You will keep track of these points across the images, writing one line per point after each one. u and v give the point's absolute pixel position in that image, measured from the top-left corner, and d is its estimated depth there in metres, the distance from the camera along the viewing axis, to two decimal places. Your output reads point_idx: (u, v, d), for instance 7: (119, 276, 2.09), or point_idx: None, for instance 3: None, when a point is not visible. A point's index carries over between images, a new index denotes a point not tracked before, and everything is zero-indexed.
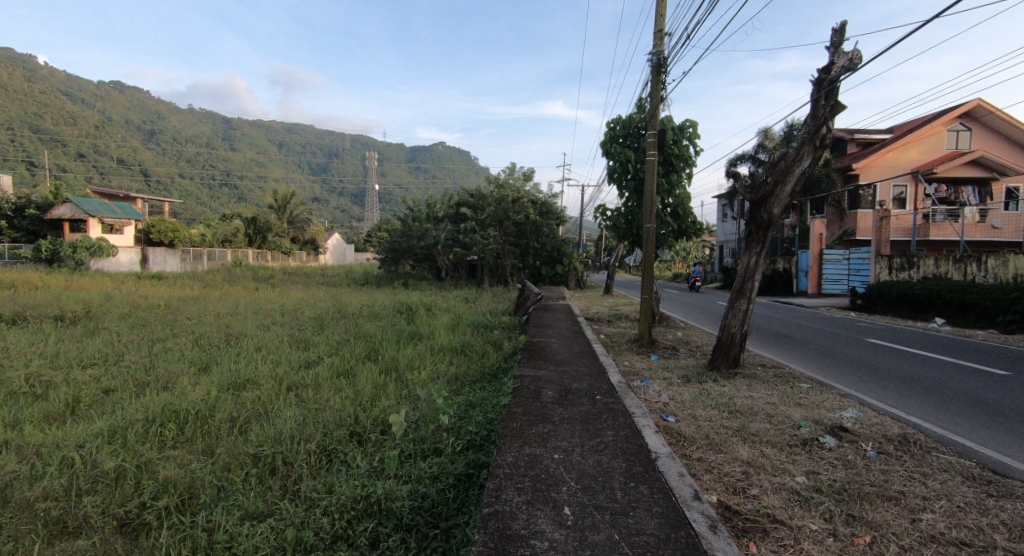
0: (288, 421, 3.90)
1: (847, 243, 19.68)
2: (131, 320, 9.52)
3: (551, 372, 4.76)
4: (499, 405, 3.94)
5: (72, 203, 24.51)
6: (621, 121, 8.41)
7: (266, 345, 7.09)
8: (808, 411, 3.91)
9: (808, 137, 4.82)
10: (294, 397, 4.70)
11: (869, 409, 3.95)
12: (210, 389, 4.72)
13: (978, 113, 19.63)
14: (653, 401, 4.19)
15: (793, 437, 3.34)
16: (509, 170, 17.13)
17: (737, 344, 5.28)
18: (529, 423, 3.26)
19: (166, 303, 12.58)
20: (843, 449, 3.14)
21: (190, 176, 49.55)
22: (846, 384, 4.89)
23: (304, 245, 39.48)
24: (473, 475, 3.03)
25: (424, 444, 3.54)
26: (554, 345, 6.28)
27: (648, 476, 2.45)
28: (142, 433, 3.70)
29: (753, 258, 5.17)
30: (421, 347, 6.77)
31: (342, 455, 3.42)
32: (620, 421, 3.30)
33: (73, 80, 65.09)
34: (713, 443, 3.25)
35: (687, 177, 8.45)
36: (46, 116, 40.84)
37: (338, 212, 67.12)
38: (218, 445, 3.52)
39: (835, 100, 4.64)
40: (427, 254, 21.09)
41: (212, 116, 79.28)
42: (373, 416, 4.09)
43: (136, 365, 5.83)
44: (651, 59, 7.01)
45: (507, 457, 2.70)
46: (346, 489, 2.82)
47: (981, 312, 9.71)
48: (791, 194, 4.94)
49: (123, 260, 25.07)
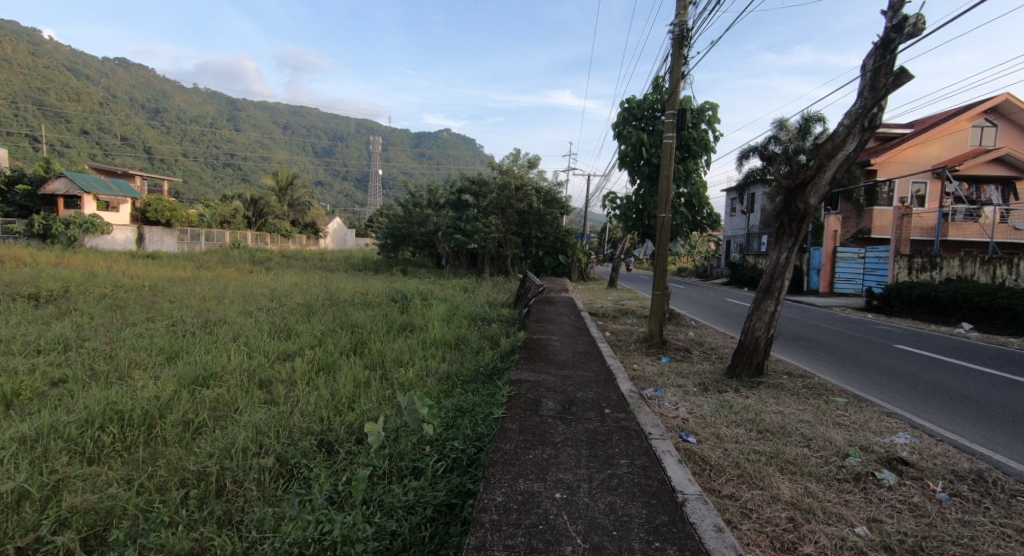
0: (244, 429, 3.34)
1: (861, 241, 19.03)
2: (107, 300, 8.99)
3: (552, 377, 4.20)
4: (490, 416, 3.37)
5: (66, 178, 23.94)
6: (635, 100, 7.79)
7: (243, 334, 6.52)
8: (852, 433, 3.37)
9: (859, 115, 4.18)
10: (263, 395, 4.19)
11: (924, 434, 3.40)
12: (167, 385, 4.17)
13: (1005, 108, 18.90)
14: (669, 416, 3.62)
15: (841, 470, 2.80)
16: (514, 156, 16.37)
17: (761, 350, 4.73)
18: (524, 446, 2.70)
19: (151, 283, 12.01)
20: (907, 489, 2.59)
21: (194, 156, 49.12)
22: (889, 401, 4.30)
23: (304, 229, 38.88)
24: (456, 506, 2.52)
25: (402, 461, 3.01)
26: (557, 344, 5.72)
27: (676, 533, 1.89)
28: (74, 437, 3.16)
29: (784, 254, 4.60)
30: (412, 341, 6.24)
31: (304, 474, 2.90)
32: (635, 445, 2.75)
33: (78, 56, 64.43)
34: (747, 475, 2.71)
35: (704, 166, 7.83)
36: (50, 91, 40.24)
37: (341, 196, 66.38)
38: (160, 457, 2.97)
39: (899, 69, 3.98)
40: (427, 241, 20.54)
41: (216, 96, 78.46)
42: (347, 422, 3.58)
43: (96, 353, 5.27)
44: (673, 30, 6.35)
45: (496, 495, 2.14)
46: (296, 528, 2.26)
47: (1012, 317, 9.17)
48: (832, 182, 4.35)
49: (119, 238, 24.43)
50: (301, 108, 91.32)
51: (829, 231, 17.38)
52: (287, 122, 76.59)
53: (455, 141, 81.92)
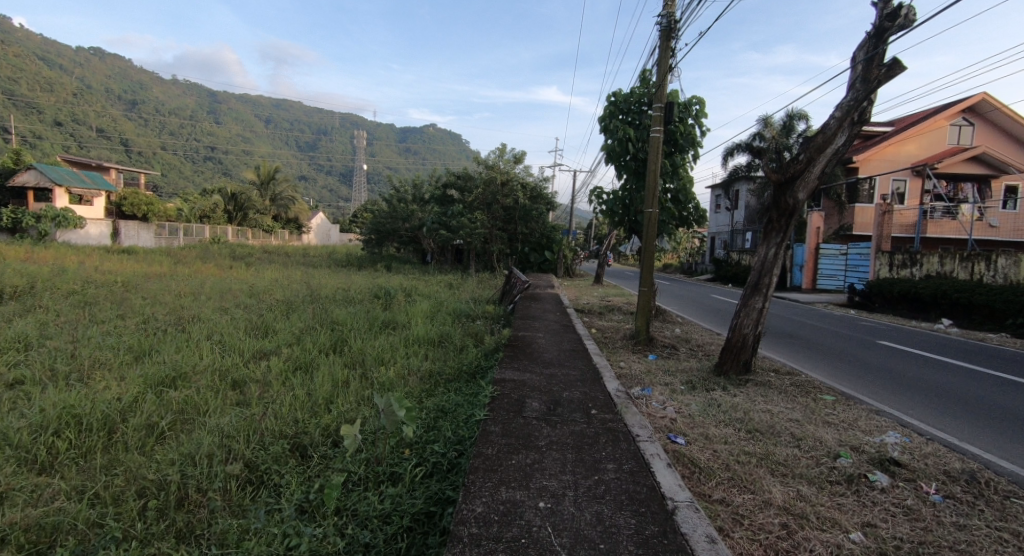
0: (212, 433, 3.14)
1: (843, 238, 19.28)
2: (75, 297, 8.60)
3: (536, 375, 4.07)
4: (472, 418, 3.22)
5: (36, 170, 23.10)
6: (622, 94, 7.69)
7: (217, 332, 6.26)
8: (842, 432, 3.30)
9: (851, 108, 4.12)
10: (236, 396, 3.99)
11: (914, 433, 3.35)
12: (132, 386, 3.93)
13: (982, 107, 19.27)
14: (658, 416, 3.52)
15: (832, 471, 2.72)
16: (500, 151, 16.17)
17: (749, 346, 4.67)
18: (507, 451, 2.57)
19: (123, 279, 11.59)
20: (901, 491, 2.53)
21: (172, 149, 47.92)
22: (876, 398, 4.27)
23: (286, 224, 38.15)
24: (435, 515, 2.37)
25: (379, 466, 2.85)
26: (543, 341, 5.60)
27: (666, 546, 1.78)
28: (25, 445, 2.93)
29: (772, 250, 4.54)
30: (394, 338, 6.05)
31: (274, 481, 2.72)
32: (622, 449, 2.63)
33: (51, 44, 62.34)
34: (738, 478, 2.62)
35: (691, 161, 7.75)
36: (21, 80, 38.84)
37: (325, 191, 65.40)
38: (119, 464, 2.77)
39: (892, 60, 3.92)
40: (412, 236, 20.25)
41: (196, 88, 76.63)
42: (323, 425, 3.40)
43: (58, 352, 5.00)
44: (661, 21, 6.23)
45: (476, 506, 2.00)
46: (260, 544, 2.09)
47: (990, 313, 9.32)
48: (821, 177, 4.29)
49: (93, 233, 23.70)
50: (283, 100, 89.64)
51: (812, 228, 17.55)
52: (269, 115, 75.15)
53: (440, 136, 81.25)
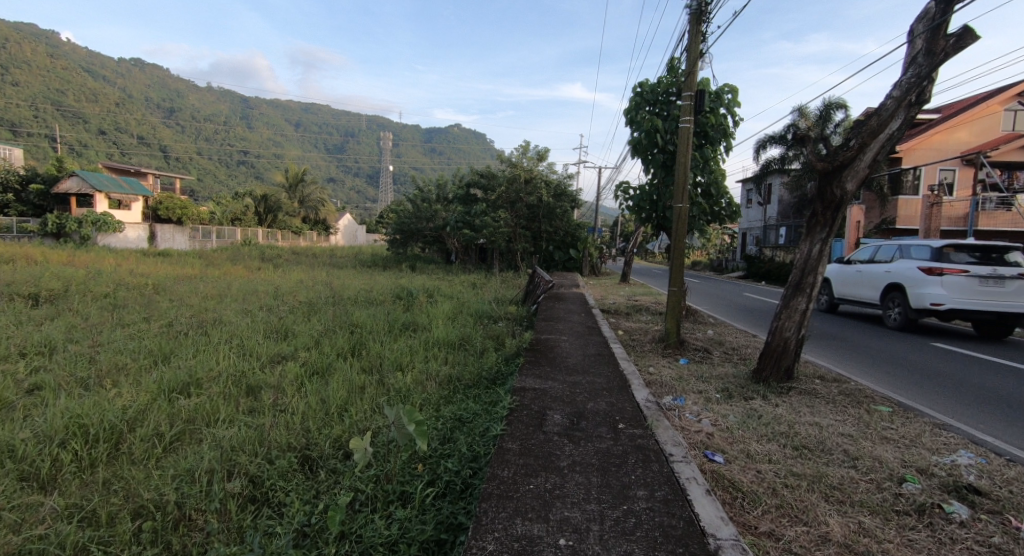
0: (215, 445, 2.99)
1: (884, 232, 18.29)
2: (106, 300, 8.75)
3: (559, 384, 3.80)
4: (489, 433, 2.98)
5: (78, 177, 24.04)
6: (648, 84, 7.33)
7: (238, 335, 6.20)
8: (904, 451, 2.93)
9: (909, 87, 3.72)
10: (248, 402, 3.88)
11: (991, 453, 2.96)
12: (146, 393, 3.86)
13: None
14: (692, 430, 3.21)
15: (898, 499, 2.37)
16: (523, 148, 15.91)
17: (791, 352, 4.30)
18: (524, 473, 2.31)
19: (155, 281, 11.85)
20: (984, 526, 2.17)
21: (207, 154, 49.39)
22: (937, 409, 3.89)
23: (315, 225, 38.86)
24: (446, 543, 2.15)
25: (388, 485, 2.63)
26: (566, 345, 5.32)
27: None
28: (31, 457, 2.85)
29: (816, 246, 4.16)
30: (414, 341, 5.87)
31: (277, 500, 2.55)
32: (654, 471, 2.35)
33: (95, 56, 65.32)
34: (787, 505, 2.31)
35: (722, 153, 7.34)
36: (67, 92, 40.71)
37: (352, 192, 66.39)
38: (120, 478, 2.65)
39: (961, 30, 3.52)
40: (436, 236, 20.20)
41: (230, 95, 78.91)
42: (334, 436, 3.22)
43: (80, 357, 5.01)
44: (690, 5, 5.86)
45: (487, 541, 1.77)
46: None
47: None
48: (873, 164, 3.90)
49: (131, 237, 24.24)
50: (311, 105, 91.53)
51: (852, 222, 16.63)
52: (298, 119, 76.81)
53: (465, 135, 81.48)
